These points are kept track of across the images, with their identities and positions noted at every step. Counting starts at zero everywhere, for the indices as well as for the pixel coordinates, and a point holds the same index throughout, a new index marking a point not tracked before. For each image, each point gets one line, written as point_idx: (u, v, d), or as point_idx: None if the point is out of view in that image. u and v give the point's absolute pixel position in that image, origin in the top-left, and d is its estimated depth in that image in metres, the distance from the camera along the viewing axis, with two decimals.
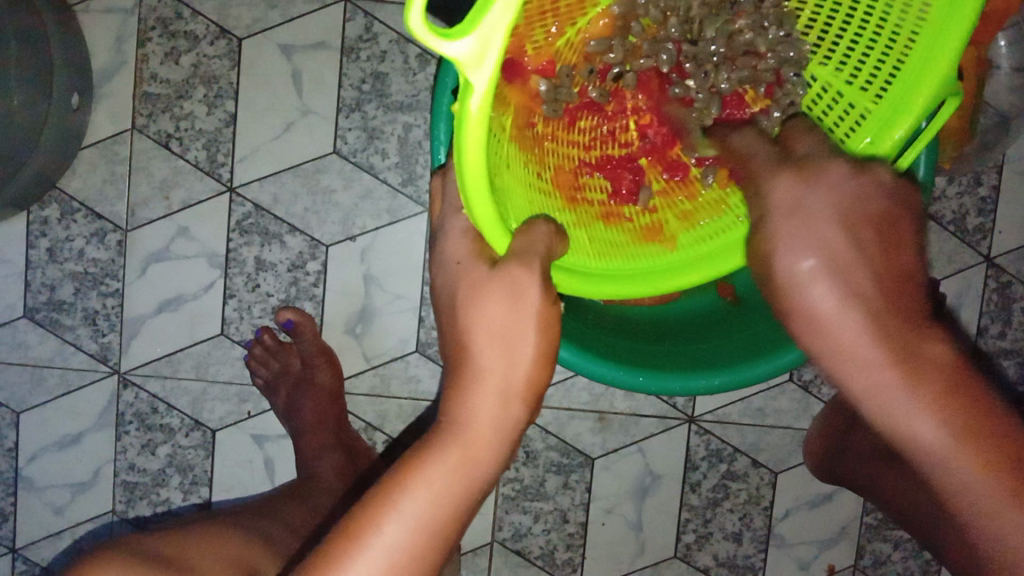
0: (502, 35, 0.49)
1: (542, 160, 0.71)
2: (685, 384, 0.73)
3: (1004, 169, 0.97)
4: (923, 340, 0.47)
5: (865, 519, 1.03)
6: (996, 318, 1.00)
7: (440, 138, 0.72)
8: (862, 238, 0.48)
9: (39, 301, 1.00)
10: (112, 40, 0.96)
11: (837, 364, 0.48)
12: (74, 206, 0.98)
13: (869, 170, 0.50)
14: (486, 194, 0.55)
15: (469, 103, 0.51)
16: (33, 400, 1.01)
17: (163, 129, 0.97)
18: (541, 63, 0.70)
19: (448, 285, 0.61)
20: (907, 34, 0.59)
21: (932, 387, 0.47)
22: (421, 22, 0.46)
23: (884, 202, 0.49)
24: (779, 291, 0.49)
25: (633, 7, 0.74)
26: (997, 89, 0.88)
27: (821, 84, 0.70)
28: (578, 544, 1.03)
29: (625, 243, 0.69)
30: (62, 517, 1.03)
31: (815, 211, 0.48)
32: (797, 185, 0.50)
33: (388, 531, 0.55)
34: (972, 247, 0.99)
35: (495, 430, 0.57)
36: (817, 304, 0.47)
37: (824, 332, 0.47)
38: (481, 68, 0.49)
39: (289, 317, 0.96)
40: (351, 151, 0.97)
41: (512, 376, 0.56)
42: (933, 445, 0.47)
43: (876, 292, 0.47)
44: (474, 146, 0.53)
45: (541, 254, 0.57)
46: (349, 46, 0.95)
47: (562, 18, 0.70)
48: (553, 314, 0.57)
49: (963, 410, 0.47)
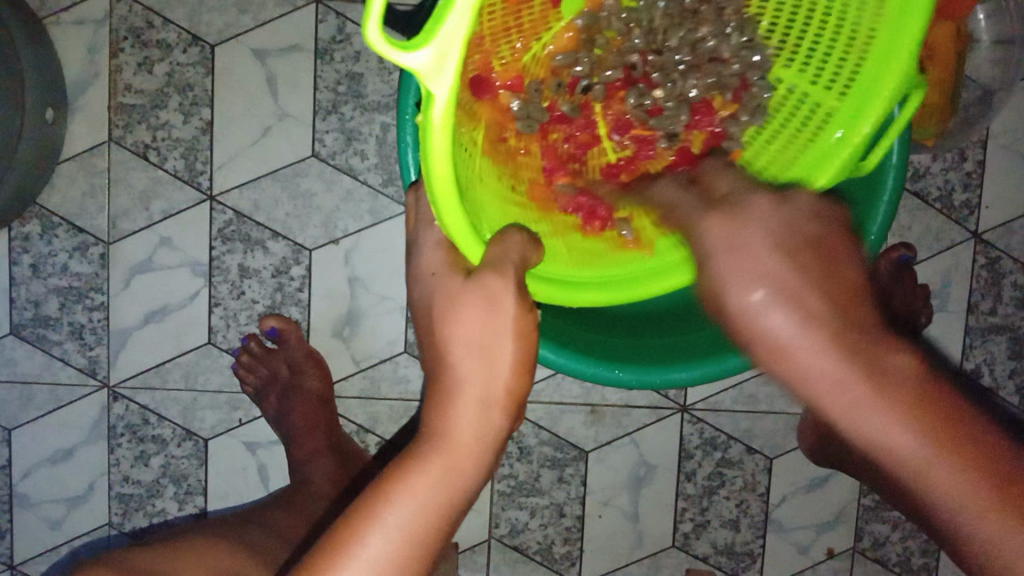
0: (461, 41, 0.49)
1: (515, 174, 0.71)
2: (665, 376, 0.74)
3: (988, 143, 0.97)
4: (881, 352, 0.45)
5: (863, 501, 1.02)
6: (986, 294, 0.99)
7: (408, 141, 0.70)
8: (805, 260, 0.46)
9: (25, 317, 1.00)
10: (84, 52, 0.96)
11: (810, 392, 0.46)
12: (55, 221, 0.98)
13: (788, 201, 0.49)
14: (455, 204, 0.55)
15: (432, 112, 0.51)
16: (24, 416, 1.01)
17: (141, 140, 0.97)
18: (508, 80, 0.70)
19: (424, 296, 0.61)
20: (866, 31, 0.59)
21: (899, 398, 0.45)
22: (380, 32, 0.45)
23: (821, 226, 0.48)
24: (732, 318, 0.47)
25: (596, 19, 0.73)
26: (979, 62, 0.87)
27: (786, 87, 0.69)
28: (576, 537, 1.02)
29: (604, 251, 0.68)
30: (59, 532, 1.03)
31: (756, 244, 0.46)
32: (727, 223, 0.48)
33: (372, 543, 0.54)
34: (960, 223, 0.98)
35: (476, 438, 0.56)
36: (774, 331, 0.45)
37: (785, 357, 0.45)
38: (442, 78, 0.49)
39: (273, 324, 0.97)
40: (330, 154, 0.96)
41: (492, 384, 0.56)
42: (912, 457, 0.45)
43: (834, 313, 0.45)
44: (441, 157, 0.52)
45: (514, 262, 0.57)
46: (322, 48, 0.94)
47: (526, 34, 0.70)
48: (530, 321, 0.56)
49: (929, 416, 0.45)
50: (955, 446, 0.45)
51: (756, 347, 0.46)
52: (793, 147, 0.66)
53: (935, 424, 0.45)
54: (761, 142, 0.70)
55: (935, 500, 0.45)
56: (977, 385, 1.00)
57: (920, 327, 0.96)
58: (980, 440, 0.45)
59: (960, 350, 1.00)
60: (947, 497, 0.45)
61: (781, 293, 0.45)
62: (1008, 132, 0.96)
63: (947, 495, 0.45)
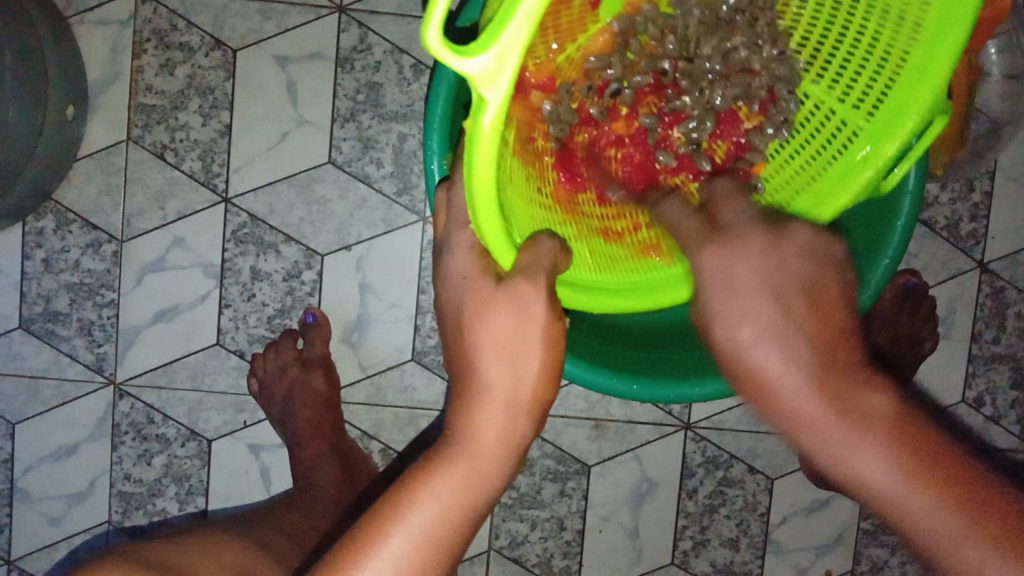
0: (519, 53, 0.48)
1: (541, 175, 0.72)
2: (681, 392, 0.74)
3: (996, 175, 0.98)
4: (860, 391, 0.48)
5: (862, 525, 1.03)
6: (990, 324, 1.00)
7: (434, 147, 0.72)
8: (787, 298, 0.49)
9: (34, 312, 1.00)
10: (107, 51, 0.97)
11: (795, 425, 0.49)
12: (70, 217, 0.99)
13: (788, 236, 0.52)
14: (492, 207, 0.55)
15: (481, 119, 0.50)
16: (29, 410, 1.01)
17: (159, 140, 0.98)
18: (541, 79, 0.71)
19: (454, 299, 0.61)
20: (899, 55, 0.59)
21: (872, 434, 0.47)
22: (438, 38, 0.45)
23: (812, 264, 0.51)
24: (722, 353, 0.51)
25: (632, 24, 0.74)
26: (987, 96, 0.89)
27: (814, 102, 0.71)
28: (575, 551, 1.02)
29: (624, 256, 0.69)
30: (58, 528, 1.03)
31: (740, 284, 0.50)
32: (718, 253, 0.52)
33: (394, 542, 0.54)
34: (965, 253, 0.99)
35: (501, 442, 0.57)
36: (763, 364, 0.49)
37: (767, 393, 0.49)
38: (495, 86, 0.48)
39: (313, 311, 0.99)
40: (346, 161, 0.97)
41: (519, 390, 0.57)
42: (889, 491, 0.47)
43: (817, 353, 0.48)
44: (485, 161, 0.52)
45: (545, 267, 0.58)
46: (344, 57, 0.96)
47: (563, 34, 0.71)
48: (558, 329, 0.58)
49: (917, 455, 0.47)
50: (939, 486, 0.46)
51: (740, 380, 0.50)
52: (813, 166, 0.68)
53: (932, 471, 0.46)
54: (780, 159, 0.73)
55: (915, 535, 0.47)
56: (978, 413, 1.01)
57: (923, 353, 0.96)
58: (973, 485, 0.46)
59: (962, 378, 1.01)
60: (930, 538, 0.46)
61: (762, 333, 0.49)
62: (1015, 164, 0.98)
63: (931, 534, 0.46)
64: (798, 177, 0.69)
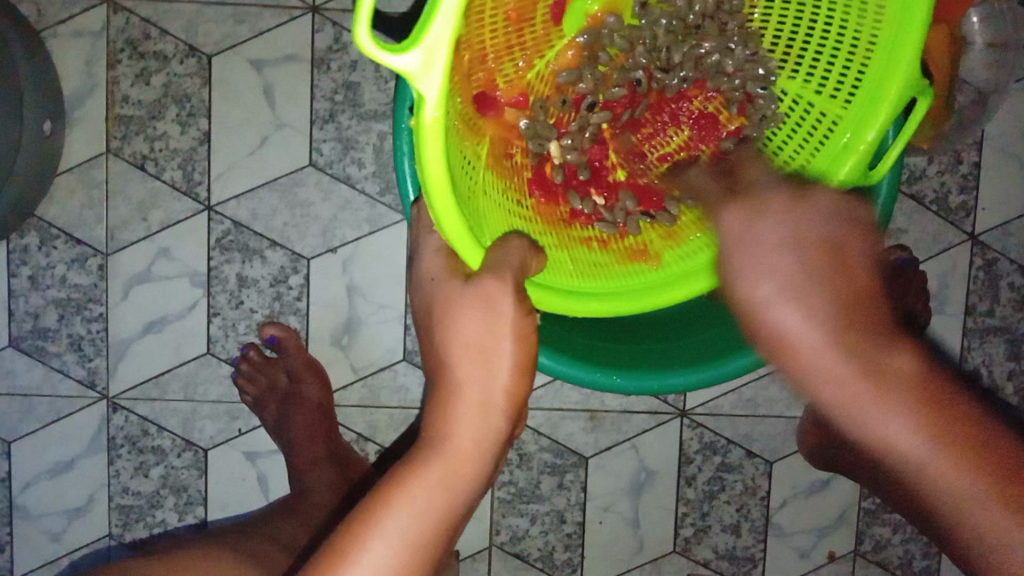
0: (447, 43, 0.51)
1: (521, 189, 0.72)
2: (664, 381, 0.74)
3: (983, 145, 0.97)
4: (882, 352, 0.49)
5: (863, 504, 1.02)
6: (984, 296, 0.99)
7: (403, 150, 0.70)
8: (817, 256, 0.49)
9: (24, 329, 1.00)
10: (82, 63, 0.96)
11: (815, 387, 0.49)
12: (54, 232, 0.98)
13: (811, 201, 0.52)
14: (454, 208, 0.56)
15: (423, 113, 0.52)
16: (24, 428, 1.01)
17: (138, 151, 0.97)
18: (513, 97, 0.72)
19: (425, 303, 0.62)
20: (866, 42, 0.62)
21: (902, 399, 0.48)
22: (368, 36, 0.47)
23: (843, 225, 0.51)
24: (741, 303, 0.50)
25: (598, 37, 0.75)
26: (972, 65, 0.87)
27: (792, 98, 0.72)
28: (577, 544, 1.02)
29: (608, 263, 0.70)
30: (60, 544, 1.03)
31: (770, 241, 0.50)
32: (739, 213, 0.53)
33: (373, 548, 0.54)
34: (956, 225, 0.98)
35: (475, 443, 0.57)
36: (780, 324, 0.49)
37: (787, 351, 0.49)
38: (430, 77, 0.51)
39: (272, 333, 0.98)
40: (327, 163, 0.96)
41: (491, 387, 0.57)
42: (909, 451, 0.48)
43: (841, 315, 0.48)
44: (436, 158, 0.53)
45: (513, 265, 0.57)
46: (319, 58, 0.95)
47: (529, 51, 0.72)
48: (529, 324, 0.57)
49: (936, 414, 0.48)
50: (961, 444, 0.48)
51: (772, 345, 0.50)
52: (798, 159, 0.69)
53: (948, 440, 0.48)
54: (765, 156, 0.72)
55: (942, 496, 0.49)
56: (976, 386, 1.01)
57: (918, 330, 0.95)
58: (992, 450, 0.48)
59: (958, 351, 1.00)
60: (949, 492, 0.48)
61: (796, 293, 0.48)
62: (1002, 134, 0.97)
63: (944, 488, 0.48)
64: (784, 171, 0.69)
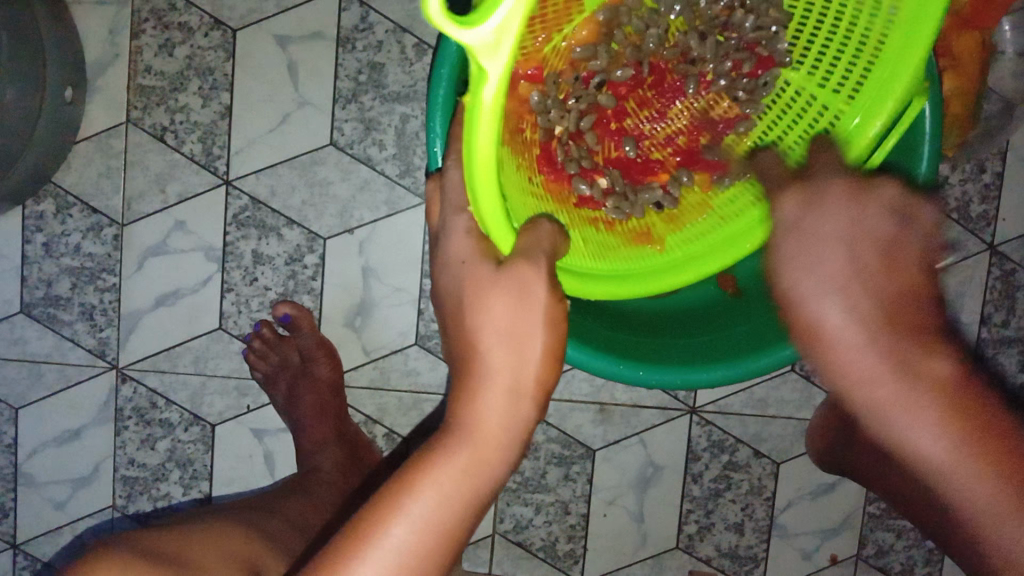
0: (519, 23, 0.49)
1: (530, 164, 0.70)
2: (686, 377, 0.74)
3: (1007, 156, 0.96)
4: (925, 359, 0.47)
5: (868, 509, 1.02)
6: (999, 306, 0.99)
7: (436, 130, 0.70)
8: (864, 256, 0.49)
9: (36, 296, 0.99)
10: (105, 32, 0.95)
11: (847, 382, 0.48)
12: (70, 201, 0.98)
13: (875, 190, 0.51)
14: (493, 186, 0.55)
15: (482, 93, 0.51)
16: (32, 395, 1.01)
17: (159, 122, 0.96)
18: (529, 69, 0.68)
19: (454, 285, 0.61)
20: (876, 39, 0.62)
21: (936, 408, 0.47)
22: (440, 10, 0.46)
23: (893, 225, 0.50)
24: (780, 298, 0.50)
25: (616, 14, 0.72)
26: (1000, 75, 0.87)
27: (795, 89, 0.71)
28: (580, 535, 1.02)
29: (618, 246, 0.71)
30: (63, 513, 1.03)
31: (821, 235, 0.49)
32: (805, 202, 0.51)
33: (396, 533, 0.54)
34: (975, 234, 0.98)
35: (503, 429, 0.57)
36: (820, 318, 0.48)
37: (823, 344, 0.48)
38: (496, 57, 0.50)
39: (286, 311, 0.96)
40: (348, 143, 0.96)
41: (522, 373, 0.56)
42: (936, 462, 0.47)
43: (880, 316, 0.47)
44: (486, 136, 0.53)
45: (547, 252, 0.57)
46: (345, 37, 0.94)
47: (551, 25, 0.67)
48: (560, 312, 0.57)
49: (967, 430, 0.47)
50: (987, 460, 0.47)
51: (805, 339, 0.49)
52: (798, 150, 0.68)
53: (977, 447, 0.47)
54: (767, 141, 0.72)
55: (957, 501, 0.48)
56: None
57: None
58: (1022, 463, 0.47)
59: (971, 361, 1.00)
60: (969, 504, 0.48)
61: (843, 287, 0.48)
62: None
63: (969, 495, 0.47)
64: (791, 157, 0.68)
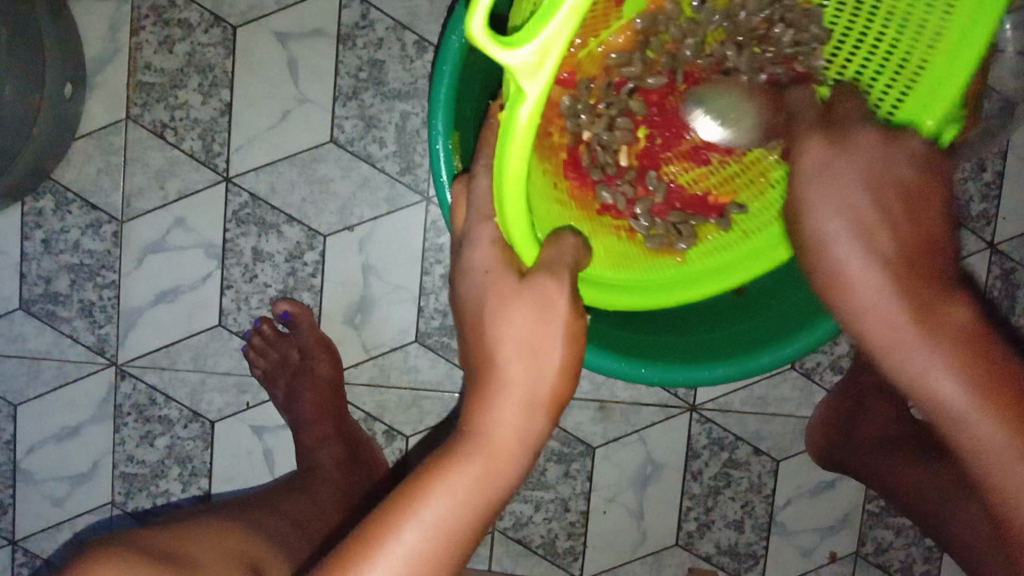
0: (563, 44, 0.46)
1: (555, 169, 0.69)
2: (689, 376, 0.73)
3: (1007, 155, 0.97)
4: (945, 302, 0.50)
5: (867, 507, 1.02)
6: (998, 305, 0.99)
7: (438, 128, 0.70)
8: (888, 202, 0.52)
9: (35, 293, 0.99)
10: (105, 27, 0.95)
11: (863, 324, 0.51)
12: (69, 197, 0.97)
13: (903, 137, 0.53)
14: (519, 205, 0.54)
15: (517, 113, 0.48)
16: (30, 392, 1.01)
17: (158, 119, 0.96)
18: (563, 75, 0.66)
19: (474, 293, 0.59)
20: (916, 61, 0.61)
21: (949, 353, 0.49)
22: (481, 29, 0.45)
23: (919, 170, 0.53)
24: (802, 236, 0.53)
25: (654, 21, 0.69)
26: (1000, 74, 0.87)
27: None
28: (580, 533, 1.02)
29: (637, 255, 0.71)
30: (62, 509, 1.02)
31: (844, 178, 0.52)
32: (828, 148, 0.53)
33: (405, 538, 0.54)
34: (974, 233, 0.98)
35: (518, 440, 0.56)
36: (842, 260, 0.51)
37: (844, 290, 0.51)
38: (535, 80, 0.47)
39: (286, 308, 0.96)
40: (348, 140, 0.96)
41: (539, 386, 0.56)
42: (952, 402, 0.50)
43: (899, 255, 0.50)
44: (519, 156, 0.50)
45: (569, 264, 0.58)
46: (345, 34, 0.94)
47: (587, 30, 0.65)
48: (580, 325, 0.57)
49: (980, 371, 0.50)
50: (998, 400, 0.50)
51: (827, 282, 0.52)
52: None
53: (992, 386, 0.50)
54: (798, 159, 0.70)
55: (971, 442, 0.50)
56: None
57: None
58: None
59: None
60: (984, 440, 0.50)
61: (858, 228, 0.51)
62: None
63: (982, 432, 0.50)
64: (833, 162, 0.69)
